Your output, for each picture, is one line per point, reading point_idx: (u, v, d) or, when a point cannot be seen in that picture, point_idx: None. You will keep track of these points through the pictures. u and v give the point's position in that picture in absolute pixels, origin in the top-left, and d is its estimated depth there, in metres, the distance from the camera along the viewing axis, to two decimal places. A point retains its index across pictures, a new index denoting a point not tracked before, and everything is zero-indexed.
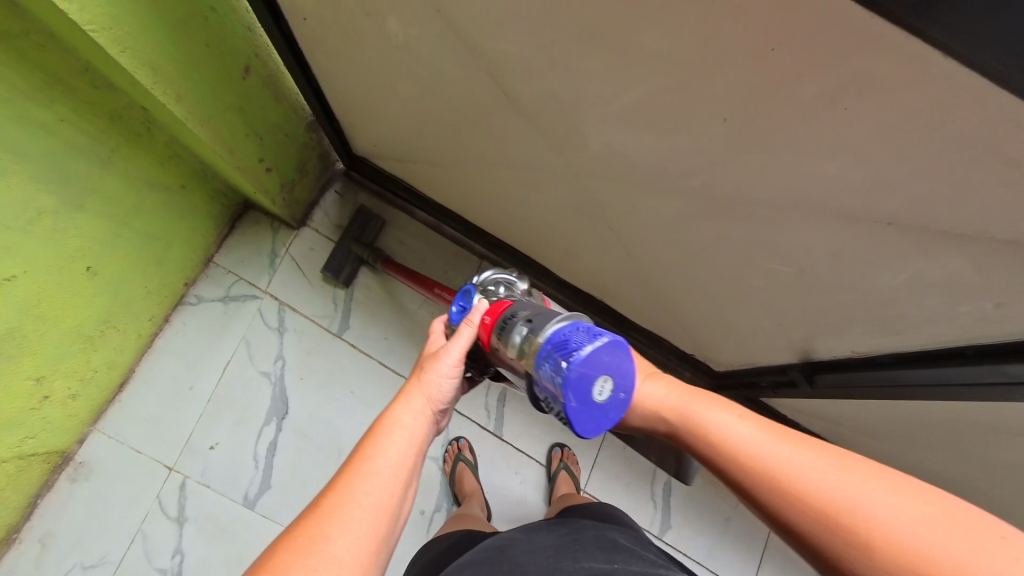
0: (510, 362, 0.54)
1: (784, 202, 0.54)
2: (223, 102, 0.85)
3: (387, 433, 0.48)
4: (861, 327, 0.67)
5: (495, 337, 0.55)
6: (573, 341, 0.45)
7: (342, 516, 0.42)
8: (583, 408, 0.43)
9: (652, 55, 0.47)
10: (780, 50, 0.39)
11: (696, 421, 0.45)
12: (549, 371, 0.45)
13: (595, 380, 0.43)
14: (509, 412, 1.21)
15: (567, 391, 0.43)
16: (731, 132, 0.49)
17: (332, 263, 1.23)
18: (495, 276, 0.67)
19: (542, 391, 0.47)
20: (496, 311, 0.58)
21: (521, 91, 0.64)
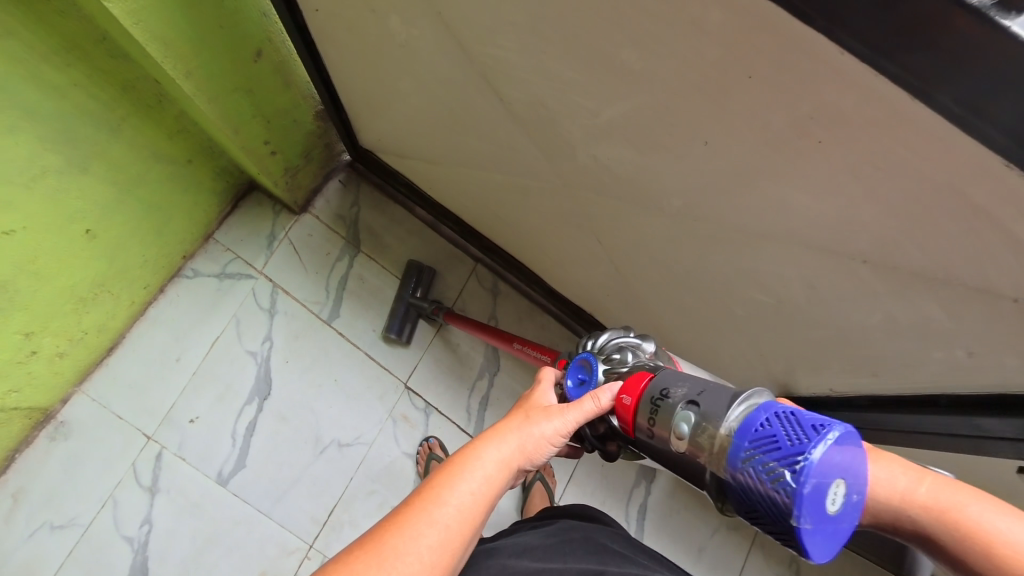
0: (667, 444, 0.47)
1: (761, 231, 0.53)
2: (233, 82, 0.86)
3: (463, 484, 0.48)
4: (837, 366, 0.65)
5: (647, 419, 0.49)
6: (786, 437, 0.38)
7: (402, 563, 0.43)
8: (819, 526, 0.36)
9: (636, 73, 0.47)
10: (756, 78, 0.39)
11: (950, 515, 0.38)
12: (765, 477, 0.37)
13: (829, 487, 0.36)
14: None
15: (799, 506, 0.35)
16: (711, 156, 0.49)
17: (393, 324, 1.24)
18: (617, 341, 0.62)
19: (744, 497, 0.39)
20: (635, 389, 0.53)
21: (515, 98, 0.65)
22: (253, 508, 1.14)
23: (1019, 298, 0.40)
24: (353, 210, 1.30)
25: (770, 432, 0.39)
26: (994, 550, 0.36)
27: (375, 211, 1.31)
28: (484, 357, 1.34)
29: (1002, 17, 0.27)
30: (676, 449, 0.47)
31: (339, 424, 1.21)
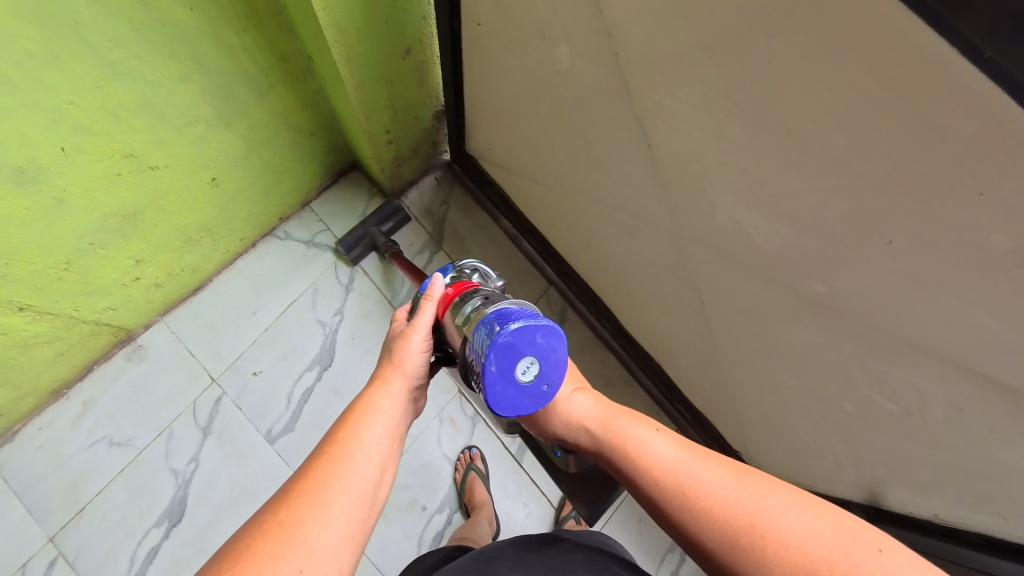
0: (454, 329, 0.63)
1: (918, 341, 0.51)
2: (380, 72, 0.90)
3: (360, 421, 0.56)
4: (952, 493, 0.61)
5: (452, 307, 0.65)
6: (513, 316, 0.55)
7: (314, 501, 0.47)
8: (499, 374, 0.53)
9: (829, 156, 0.46)
10: (988, 196, 0.37)
11: (611, 427, 0.57)
12: (483, 335, 0.55)
13: (518, 355, 0.53)
14: None
15: (492, 353, 0.53)
16: (893, 256, 0.47)
17: (348, 238, 1.25)
18: (475, 264, 0.74)
19: (470, 352, 0.57)
20: (459, 286, 0.68)
21: (664, 148, 0.65)
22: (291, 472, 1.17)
23: None
24: (442, 208, 1.33)
25: (508, 313, 0.56)
26: (764, 536, 0.42)
27: (462, 213, 1.33)
28: None
29: None
30: (456, 325, 0.63)
31: None
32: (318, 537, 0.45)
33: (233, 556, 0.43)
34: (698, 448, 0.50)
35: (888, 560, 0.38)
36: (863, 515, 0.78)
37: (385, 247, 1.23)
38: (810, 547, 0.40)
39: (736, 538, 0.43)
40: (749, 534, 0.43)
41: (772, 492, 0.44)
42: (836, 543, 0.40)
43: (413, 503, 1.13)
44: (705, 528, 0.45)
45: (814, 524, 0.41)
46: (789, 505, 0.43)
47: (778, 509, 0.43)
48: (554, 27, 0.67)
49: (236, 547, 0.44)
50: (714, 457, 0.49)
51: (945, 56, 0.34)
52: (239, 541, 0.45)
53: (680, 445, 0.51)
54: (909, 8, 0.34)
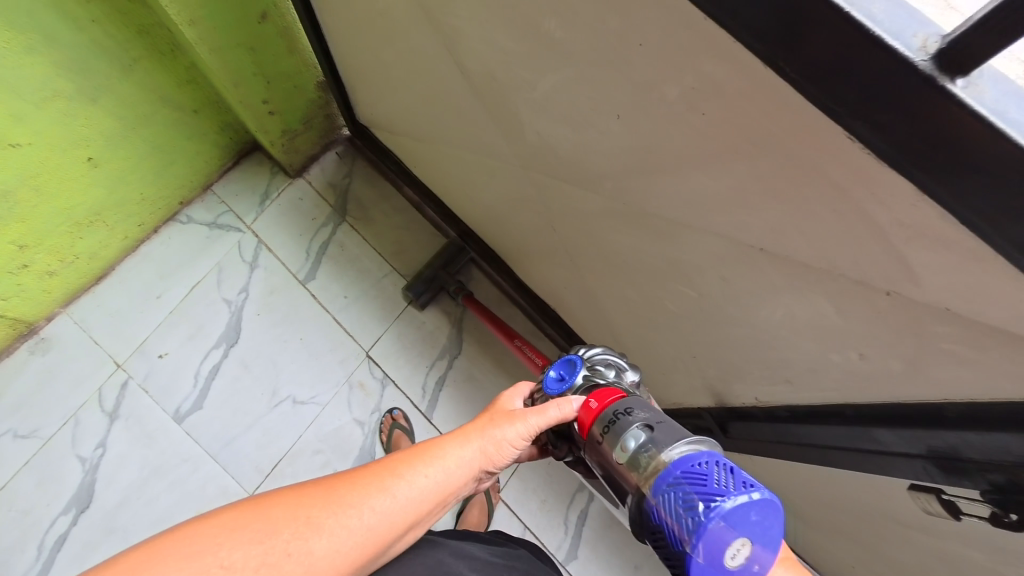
0: (610, 463, 0.49)
1: (674, 215, 0.54)
2: (236, 38, 0.92)
3: (424, 463, 0.49)
4: (757, 371, 0.64)
5: (598, 427, 0.51)
6: (714, 481, 0.41)
7: (342, 517, 0.45)
8: (710, 566, 0.39)
9: (558, 45, 0.49)
10: (646, 46, 0.41)
11: None
12: (679, 505, 0.41)
13: (730, 540, 0.39)
14: (445, 397, 1.23)
15: (698, 540, 0.39)
16: (626, 130, 0.50)
17: (416, 284, 1.22)
18: (607, 355, 0.60)
19: (655, 520, 0.43)
20: (603, 397, 0.53)
21: (473, 71, 0.67)
22: (201, 449, 1.17)
23: (890, 290, 0.39)
24: (345, 180, 1.34)
25: (704, 472, 0.42)
26: None
27: (366, 184, 1.34)
28: (447, 339, 1.27)
29: None
30: (615, 462, 0.48)
31: (296, 381, 1.22)
32: (320, 553, 0.44)
33: (263, 510, 0.45)
34: None
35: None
36: (713, 417, 0.82)
37: (454, 289, 1.22)
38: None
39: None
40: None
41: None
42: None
43: (326, 467, 1.18)
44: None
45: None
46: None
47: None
48: None
49: (268, 505, 0.45)
50: None
51: None
52: (273, 502, 0.46)
53: None
54: None
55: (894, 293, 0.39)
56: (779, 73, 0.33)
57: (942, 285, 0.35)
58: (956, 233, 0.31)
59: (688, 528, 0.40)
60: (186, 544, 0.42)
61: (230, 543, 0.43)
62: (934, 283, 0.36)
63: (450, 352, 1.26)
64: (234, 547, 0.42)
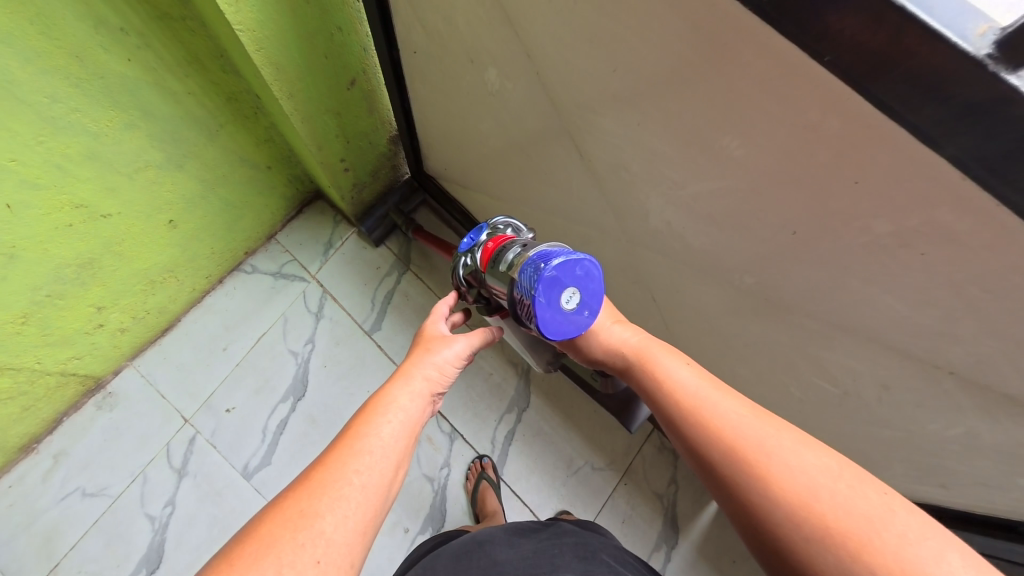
0: (496, 279, 0.56)
1: (839, 325, 0.52)
2: (326, 105, 0.93)
3: (381, 414, 0.49)
4: (901, 468, 0.63)
5: (491, 263, 0.57)
6: (553, 251, 0.50)
7: (333, 493, 0.43)
8: (549, 306, 0.48)
9: (729, 157, 0.48)
10: (862, 184, 0.39)
11: (643, 356, 0.53)
12: (527, 272, 0.49)
13: (563, 285, 0.48)
14: (515, 451, 1.17)
15: (539, 286, 0.47)
16: (801, 246, 0.49)
17: (367, 219, 1.28)
18: (507, 218, 0.64)
19: (513, 293, 0.51)
20: (499, 238, 0.60)
21: (596, 157, 0.65)
22: None
23: None
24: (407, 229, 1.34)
25: (551, 249, 0.50)
26: (787, 482, 0.39)
27: None
28: (514, 391, 1.21)
29: None
30: (498, 276, 0.56)
31: None
32: (333, 528, 0.42)
33: (251, 538, 0.41)
34: (728, 387, 0.47)
35: (895, 504, 0.37)
36: None
37: (404, 223, 1.26)
38: (829, 507, 0.37)
39: (716, 439, 0.43)
40: (714, 436, 0.43)
41: (744, 407, 0.44)
42: (845, 497, 0.38)
43: (395, 526, 1.10)
44: (698, 439, 0.44)
45: (821, 461, 0.40)
46: (761, 423, 0.43)
47: (748, 425, 0.43)
48: (479, 51, 0.68)
49: (255, 531, 0.41)
50: (727, 387, 0.47)
51: (804, 65, 0.36)
52: (257, 527, 0.42)
53: (709, 380, 0.48)
54: (769, 25, 0.35)
55: None
56: None
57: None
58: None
59: (530, 283, 0.48)
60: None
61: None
62: None
63: (519, 404, 1.20)
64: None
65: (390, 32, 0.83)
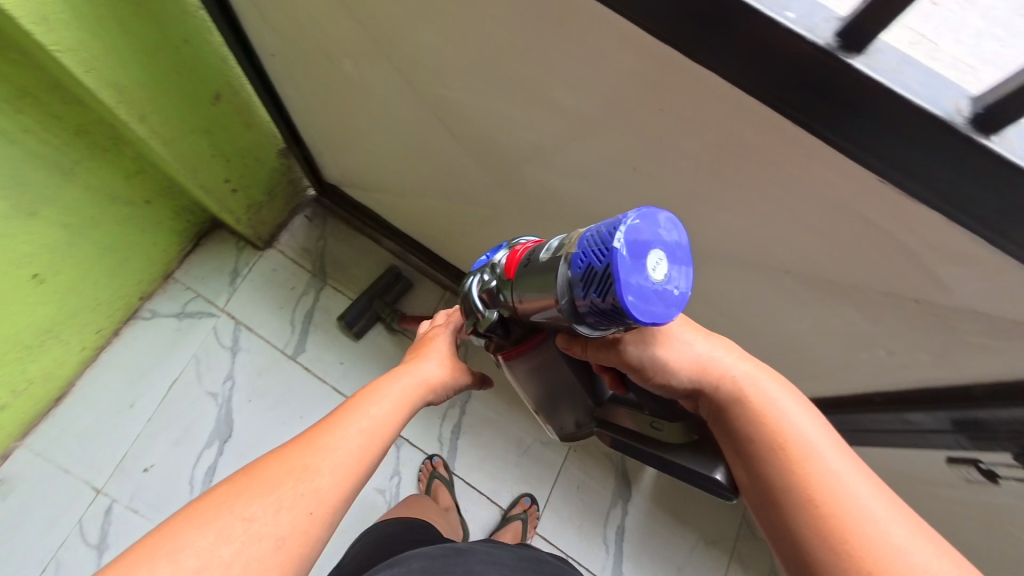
0: (537, 278, 0.42)
1: (697, 248, 0.57)
2: (191, 123, 0.88)
3: (384, 394, 0.47)
4: (784, 372, 0.69)
5: (526, 260, 0.44)
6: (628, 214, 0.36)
7: (332, 453, 0.40)
8: (635, 267, 0.31)
9: (565, 108, 0.51)
10: (668, 112, 0.43)
11: (753, 397, 0.40)
12: (599, 233, 0.34)
13: (649, 242, 0.32)
14: (464, 444, 1.17)
15: (617, 239, 0.32)
16: (645, 180, 0.52)
17: (351, 312, 1.19)
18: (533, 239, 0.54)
19: (575, 272, 0.36)
20: (528, 244, 0.49)
21: (463, 131, 0.67)
22: None
23: (919, 298, 0.43)
24: (319, 243, 1.28)
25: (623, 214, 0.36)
26: None
27: (340, 242, 1.29)
28: None
29: (846, 54, 0.31)
30: (535, 284, 0.42)
31: None
32: (330, 489, 0.39)
33: (254, 475, 0.38)
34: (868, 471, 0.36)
35: None
36: None
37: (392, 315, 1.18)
38: None
39: (819, 517, 0.34)
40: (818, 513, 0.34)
41: (890, 512, 0.34)
42: None
43: None
44: (791, 511, 0.35)
45: None
46: (906, 537, 0.33)
47: (880, 521, 0.33)
48: (329, 44, 0.67)
49: (255, 470, 0.39)
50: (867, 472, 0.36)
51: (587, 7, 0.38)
52: (258, 467, 0.39)
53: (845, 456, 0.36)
54: None
55: (923, 301, 0.43)
56: (825, 139, 0.35)
57: (976, 292, 0.39)
58: (992, 253, 0.35)
59: (601, 244, 0.33)
60: (190, 539, 0.34)
61: (243, 509, 0.36)
62: (968, 291, 0.39)
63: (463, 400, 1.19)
64: (243, 513, 0.36)
65: (244, 39, 0.80)
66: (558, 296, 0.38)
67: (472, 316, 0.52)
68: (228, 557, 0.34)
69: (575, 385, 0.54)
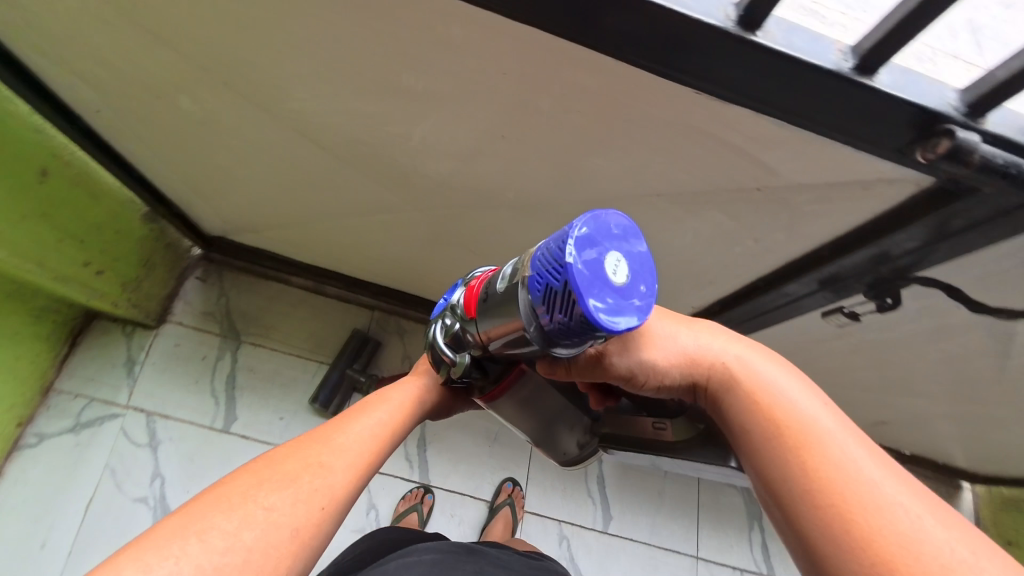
0: (499, 310, 0.37)
1: (580, 194, 0.61)
2: (19, 210, 0.77)
3: (386, 398, 0.44)
4: (689, 288, 0.76)
5: (483, 292, 0.39)
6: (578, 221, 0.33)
7: (341, 448, 0.37)
8: (595, 277, 0.29)
9: (419, 92, 0.52)
10: (509, 74, 0.46)
11: (746, 379, 0.36)
12: (549, 250, 0.31)
13: (602, 246, 0.29)
14: (434, 453, 0.99)
15: (569, 251, 0.29)
16: (514, 143, 0.55)
17: (321, 392, 1.09)
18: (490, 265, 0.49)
19: (534, 296, 0.32)
20: (484, 274, 0.44)
21: (332, 141, 0.65)
22: None
23: (760, 185, 0.50)
24: (221, 301, 1.17)
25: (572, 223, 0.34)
26: None
27: (244, 294, 1.18)
28: None
29: None
30: (497, 315, 0.37)
31: None
32: (343, 484, 0.36)
33: (273, 462, 0.35)
34: (885, 455, 0.31)
35: None
36: None
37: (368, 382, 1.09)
38: None
39: (817, 505, 0.29)
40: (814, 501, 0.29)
41: (913, 497, 0.29)
42: None
43: None
44: (788, 500, 0.31)
45: None
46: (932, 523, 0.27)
47: (900, 503, 0.28)
48: (158, 84, 0.62)
49: (269, 458, 0.36)
50: (882, 456, 0.31)
51: None
52: (272, 456, 0.36)
53: (857, 437, 0.32)
54: None
55: (764, 187, 0.50)
56: (638, 65, 0.40)
57: (796, 169, 0.46)
58: (791, 131, 0.42)
59: (555, 261, 0.30)
60: (215, 522, 0.31)
61: (265, 497, 0.33)
62: (790, 168, 0.46)
63: None
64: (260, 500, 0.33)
65: (57, 101, 0.72)
66: (523, 325, 0.34)
67: (439, 366, 0.45)
68: (248, 545, 0.31)
69: (565, 404, 0.49)
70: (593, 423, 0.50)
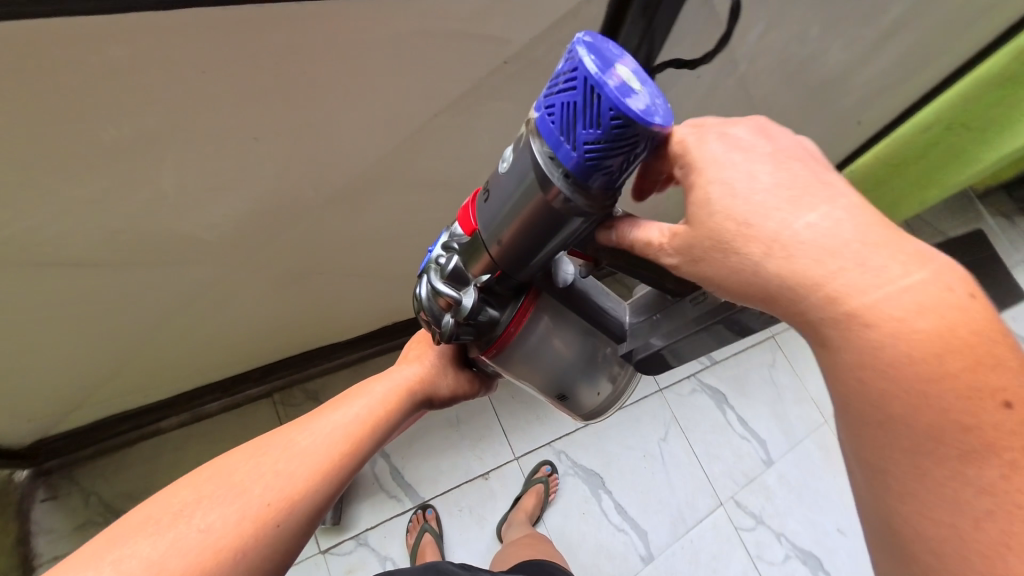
0: (515, 195, 0.33)
1: (375, 161, 0.57)
2: None
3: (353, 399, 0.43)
4: None
5: (489, 191, 0.35)
6: None
7: (295, 449, 0.37)
8: (614, 80, 0.26)
9: (130, 140, 0.44)
10: (209, 69, 0.41)
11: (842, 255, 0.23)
12: (557, 79, 0.28)
13: (612, 57, 0.27)
14: (408, 468, 0.88)
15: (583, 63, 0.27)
16: (274, 144, 0.50)
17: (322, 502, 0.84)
18: None
19: (550, 137, 0.29)
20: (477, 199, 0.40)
21: (75, 253, 0.53)
22: None
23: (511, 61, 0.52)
24: (91, 502, 0.86)
25: None
26: None
27: (111, 480, 0.88)
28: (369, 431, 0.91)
29: None
30: (513, 201, 0.33)
31: None
32: (294, 483, 0.36)
33: (222, 471, 0.36)
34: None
35: None
36: None
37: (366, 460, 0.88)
38: None
39: (897, 414, 0.22)
40: (850, 369, 0.23)
41: None
42: None
43: None
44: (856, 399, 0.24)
45: None
46: None
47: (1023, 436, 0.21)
48: None
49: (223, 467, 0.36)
50: None
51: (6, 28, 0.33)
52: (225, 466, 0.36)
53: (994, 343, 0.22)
54: None
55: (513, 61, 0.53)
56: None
57: (522, 30, 0.49)
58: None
59: (566, 83, 0.27)
60: (139, 546, 0.31)
61: (201, 518, 0.33)
62: (518, 32, 0.49)
63: None
64: (204, 514, 0.33)
65: None
66: (543, 188, 0.30)
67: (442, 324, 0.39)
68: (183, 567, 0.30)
69: (576, 350, 0.43)
70: (609, 364, 0.44)
